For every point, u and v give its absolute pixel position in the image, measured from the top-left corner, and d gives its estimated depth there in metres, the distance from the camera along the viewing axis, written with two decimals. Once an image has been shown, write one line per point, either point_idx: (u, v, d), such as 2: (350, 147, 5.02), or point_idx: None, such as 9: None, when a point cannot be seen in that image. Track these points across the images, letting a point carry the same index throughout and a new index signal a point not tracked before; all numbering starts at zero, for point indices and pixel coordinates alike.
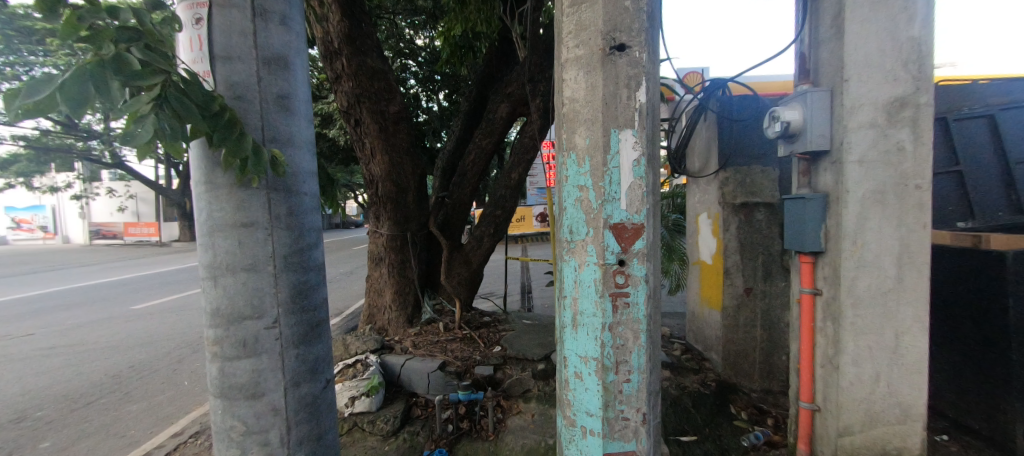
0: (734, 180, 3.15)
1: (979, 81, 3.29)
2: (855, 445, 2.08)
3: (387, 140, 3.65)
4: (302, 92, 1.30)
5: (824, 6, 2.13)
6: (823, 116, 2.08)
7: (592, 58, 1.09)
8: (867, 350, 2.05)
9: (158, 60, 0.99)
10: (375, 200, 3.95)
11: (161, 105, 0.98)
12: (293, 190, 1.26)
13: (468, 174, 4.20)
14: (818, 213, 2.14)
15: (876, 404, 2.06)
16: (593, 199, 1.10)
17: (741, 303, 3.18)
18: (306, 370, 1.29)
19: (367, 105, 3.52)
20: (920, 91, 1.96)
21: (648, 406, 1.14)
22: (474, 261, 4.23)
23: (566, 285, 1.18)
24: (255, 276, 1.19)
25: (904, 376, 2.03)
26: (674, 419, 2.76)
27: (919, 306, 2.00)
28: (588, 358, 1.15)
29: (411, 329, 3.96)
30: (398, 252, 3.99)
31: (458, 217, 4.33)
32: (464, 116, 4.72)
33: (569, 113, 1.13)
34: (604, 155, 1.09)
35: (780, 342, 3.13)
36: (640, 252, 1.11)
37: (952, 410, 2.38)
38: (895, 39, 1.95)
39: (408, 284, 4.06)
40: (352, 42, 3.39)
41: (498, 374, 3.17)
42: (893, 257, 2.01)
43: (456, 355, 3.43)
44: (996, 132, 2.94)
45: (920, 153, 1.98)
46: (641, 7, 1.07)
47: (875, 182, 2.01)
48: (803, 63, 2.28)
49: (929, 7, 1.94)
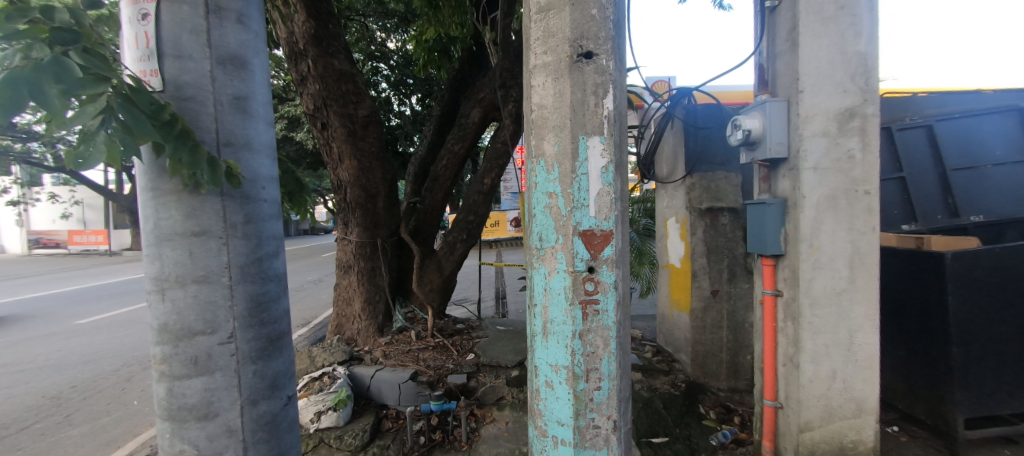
0: (699, 186, 3.26)
1: (918, 94, 3.53)
2: (816, 440, 2.17)
3: (355, 144, 3.55)
4: (259, 93, 1.21)
5: (779, 21, 2.24)
6: (780, 124, 2.19)
7: (560, 65, 1.09)
8: (824, 349, 2.14)
9: (98, 64, 0.93)
10: (343, 206, 3.84)
11: (108, 120, 0.92)
12: (251, 195, 1.18)
13: (440, 179, 4.14)
14: (777, 218, 2.23)
15: (834, 400, 2.15)
16: (562, 206, 1.10)
17: (708, 305, 3.27)
18: (266, 387, 1.21)
19: (335, 108, 3.42)
20: (868, 102, 2.07)
21: (619, 413, 1.14)
22: (447, 268, 4.18)
23: (536, 293, 1.17)
24: (208, 288, 1.11)
25: (859, 372, 2.14)
26: (647, 421, 2.80)
27: (870, 305, 2.11)
28: (558, 366, 1.14)
29: (381, 338, 3.85)
30: (368, 259, 3.88)
31: (430, 223, 4.26)
32: (436, 121, 4.67)
33: (538, 119, 1.13)
34: (573, 162, 1.09)
35: (744, 341, 3.25)
36: (609, 259, 1.11)
37: (902, 402, 2.53)
38: (844, 53, 2.07)
39: (378, 292, 3.95)
40: (319, 43, 3.30)
41: (472, 382, 3.12)
42: (846, 258, 2.12)
43: (429, 364, 3.35)
44: (935, 141, 3.16)
45: (869, 161, 2.08)
46: (606, 16, 1.09)
47: (829, 188, 2.12)
48: (762, 74, 2.38)
49: (874, 24, 2.07)
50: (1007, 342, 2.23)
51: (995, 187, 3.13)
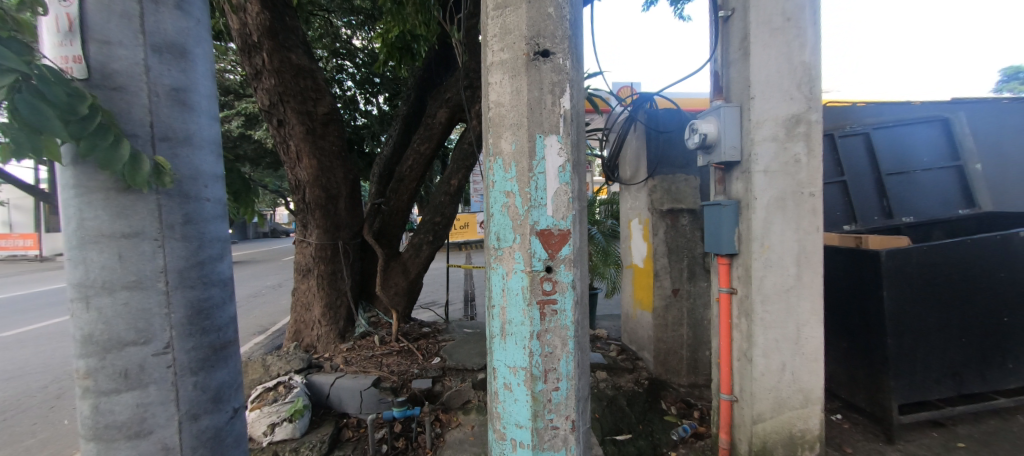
0: (661, 188, 3.36)
1: (857, 104, 3.77)
2: (767, 431, 2.28)
3: (314, 142, 3.41)
4: (202, 85, 1.12)
5: (732, 30, 2.35)
6: (734, 129, 2.28)
7: (517, 62, 1.09)
8: (775, 343, 2.25)
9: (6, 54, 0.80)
10: (302, 208, 3.67)
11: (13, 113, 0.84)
12: (190, 193, 1.08)
13: (405, 180, 4.05)
14: (731, 219, 2.33)
15: (784, 392, 2.26)
16: (520, 205, 1.09)
17: (670, 304, 3.37)
18: (208, 400, 1.11)
19: (292, 104, 3.28)
20: (812, 109, 2.21)
21: (577, 413, 1.14)
22: (413, 271, 4.09)
23: (494, 294, 1.16)
24: (141, 294, 1.02)
25: (806, 365, 2.26)
26: (611, 419, 2.84)
27: (815, 300, 2.25)
28: (516, 368, 1.13)
29: (343, 344, 3.71)
30: (329, 263, 3.73)
31: (395, 225, 4.15)
32: (401, 120, 4.58)
33: (495, 117, 1.12)
34: (530, 160, 1.08)
35: (703, 338, 3.38)
36: (566, 258, 1.11)
37: (844, 391, 2.70)
38: (790, 63, 2.19)
39: (340, 296, 3.80)
40: (274, 36, 3.15)
41: (437, 386, 3.06)
42: (794, 257, 2.24)
43: (393, 369, 3.26)
44: (871, 147, 3.42)
45: (813, 165, 2.22)
46: (563, 16, 1.10)
47: (778, 190, 2.23)
48: (717, 81, 2.48)
49: (816, 36, 2.21)
50: (935, 333, 2.43)
51: (924, 191, 3.42)
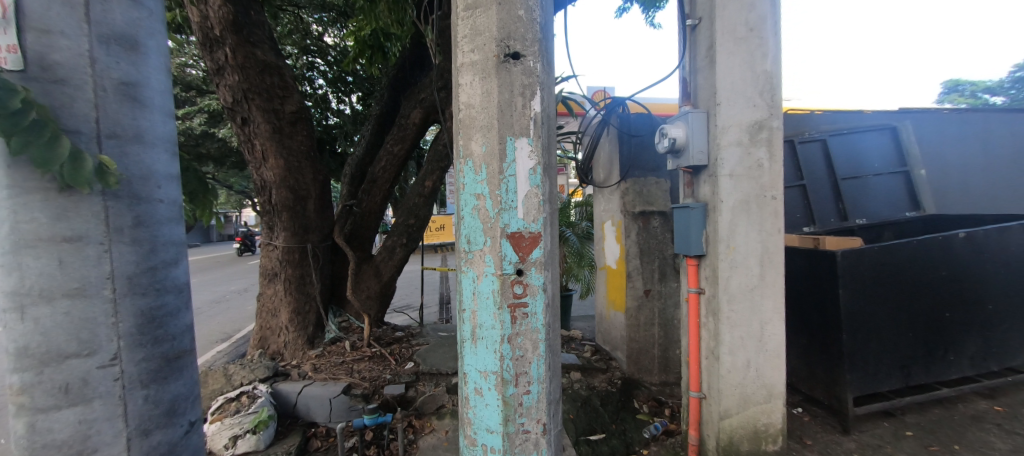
0: (633, 191, 3.42)
1: (816, 112, 3.95)
2: (734, 426, 2.35)
3: (281, 142, 3.29)
4: (156, 80, 1.00)
5: (699, 39, 2.42)
6: (701, 134, 2.36)
7: (487, 64, 1.08)
8: (740, 341, 2.33)
9: None
10: (268, 209, 3.53)
11: None
12: (140, 193, 0.96)
13: (378, 181, 3.96)
14: (699, 221, 2.40)
15: (749, 388, 2.34)
16: (491, 208, 1.09)
17: (642, 304, 3.43)
18: (161, 414, 0.99)
19: (257, 102, 3.16)
20: (773, 116, 2.30)
21: (549, 416, 1.14)
22: (385, 274, 4.01)
23: (465, 298, 1.15)
24: (84, 303, 0.89)
25: (770, 361, 2.35)
26: (585, 420, 2.87)
27: (777, 299, 2.34)
28: (487, 372, 1.13)
29: (312, 351, 3.59)
30: (297, 266, 3.60)
31: (367, 227, 4.06)
32: (373, 121, 4.50)
33: (466, 119, 1.11)
34: (500, 163, 1.08)
35: (673, 337, 3.46)
36: (537, 261, 1.11)
37: (805, 386, 2.82)
38: (753, 71, 2.28)
39: (308, 301, 3.68)
40: (238, 31, 3.03)
41: (410, 392, 2.99)
42: (757, 258, 2.33)
43: (364, 375, 3.18)
44: (828, 153, 3.61)
45: (775, 169, 2.32)
46: (533, 18, 1.10)
47: (743, 194, 2.31)
48: (685, 87, 2.55)
49: (777, 47, 2.30)
50: (886, 328, 2.57)
51: (876, 194, 3.64)
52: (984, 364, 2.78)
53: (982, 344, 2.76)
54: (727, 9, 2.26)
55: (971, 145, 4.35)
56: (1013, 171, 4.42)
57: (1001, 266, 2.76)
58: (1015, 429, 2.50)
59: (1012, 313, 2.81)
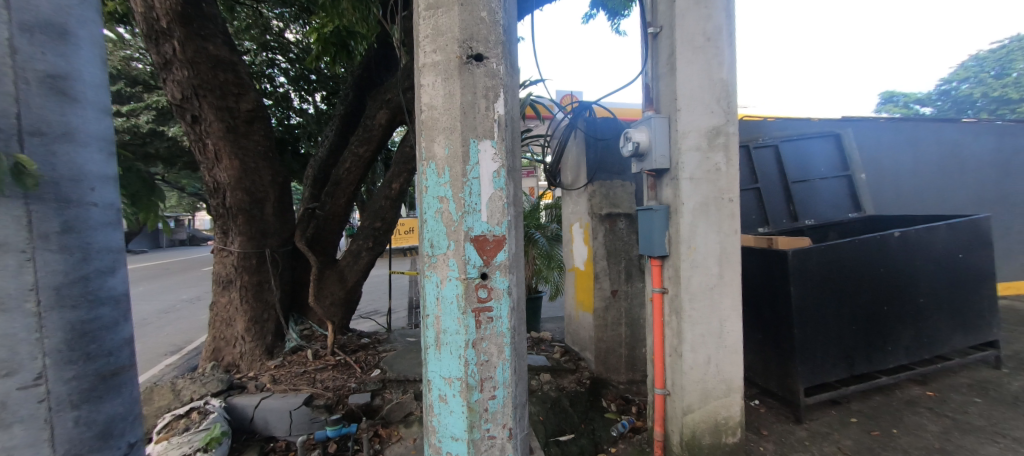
0: (599, 193, 3.48)
1: (770, 119, 4.17)
2: (696, 420, 2.43)
3: (236, 142, 3.12)
4: (89, 73, 0.88)
5: (661, 46, 2.50)
6: (663, 139, 2.44)
7: (449, 65, 1.09)
8: (701, 338, 2.41)
9: None
10: (222, 213, 3.33)
11: None
12: (68, 196, 0.83)
13: (341, 183, 3.84)
14: (661, 223, 2.48)
15: (710, 383, 2.43)
16: (454, 211, 1.10)
17: (609, 304, 3.50)
18: (94, 438, 0.87)
19: (208, 99, 2.98)
20: (729, 122, 2.41)
21: (515, 420, 1.16)
22: (350, 280, 3.88)
23: (428, 303, 1.15)
24: (2, 319, 0.76)
25: (728, 357, 2.45)
26: (554, 421, 2.90)
27: (734, 297, 2.44)
28: (452, 379, 1.13)
29: (270, 361, 3.42)
30: (254, 273, 3.41)
31: (330, 231, 3.93)
32: (338, 122, 4.36)
33: (428, 120, 1.11)
34: (463, 165, 1.09)
35: (639, 336, 3.54)
36: (502, 264, 1.13)
37: (761, 379, 2.96)
38: (710, 79, 2.38)
39: (266, 309, 3.51)
40: (187, 23, 2.86)
41: (376, 400, 2.89)
42: (716, 258, 2.43)
43: (327, 385, 3.06)
44: (780, 158, 3.83)
45: (732, 173, 2.43)
46: (496, 20, 1.12)
47: (702, 197, 2.40)
48: (648, 93, 2.62)
49: (732, 56, 2.41)
50: (833, 322, 2.74)
51: (822, 196, 3.89)
52: (919, 353, 3.00)
53: (917, 335, 2.99)
54: (686, 19, 2.35)
55: (903, 151, 4.73)
56: (938, 175, 4.85)
57: (930, 263, 3.01)
58: (944, 412, 2.72)
59: (941, 306, 3.06)
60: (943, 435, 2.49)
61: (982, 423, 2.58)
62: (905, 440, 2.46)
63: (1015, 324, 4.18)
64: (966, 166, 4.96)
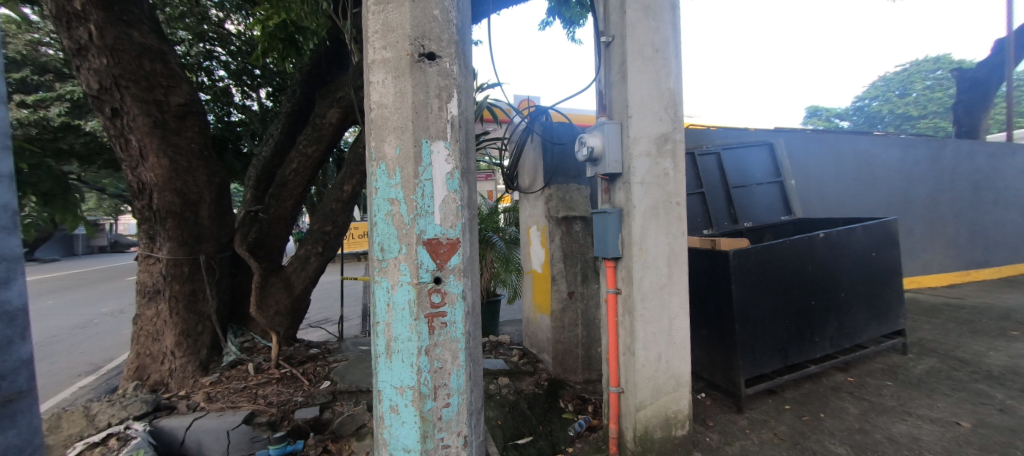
0: (556, 197, 3.54)
1: (712, 128, 4.46)
2: (648, 417, 2.50)
3: (166, 138, 2.86)
4: None
5: (613, 55, 2.59)
6: (616, 144, 2.51)
7: (400, 63, 1.12)
8: (653, 336, 2.51)
9: None
10: (148, 216, 3.03)
11: None
12: None
13: (288, 185, 3.63)
14: (614, 225, 2.55)
15: (661, 379, 2.53)
16: (406, 213, 1.13)
17: (566, 306, 3.55)
18: None
19: (132, 90, 2.71)
20: (675, 130, 2.54)
21: (469, 428, 1.20)
22: (298, 287, 3.67)
23: (379, 310, 1.16)
24: None
25: (677, 353, 2.57)
26: (513, 424, 2.90)
27: (682, 296, 2.57)
28: (404, 388, 1.15)
29: (205, 378, 3.15)
30: (186, 282, 3.13)
31: (276, 235, 3.69)
32: (284, 120, 4.14)
33: (378, 119, 1.13)
34: (416, 166, 1.12)
35: (595, 336, 3.62)
36: (455, 268, 1.17)
37: (707, 373, 3.12)
38: (659, 88, 2.50)
39: (201, 321, 3.23)
40: (108, 6, 2.60)
41: (326, 414, 2.72)
42: (665, 259, 2.54)
43: (271, 401, 2.86)
44: (722, 164, 4.10)
45: (679, 178, 2.56)
46: (448, 19, 1.15)
47: (653, 200, 2.51)
48: (601, 99, 2.71)
49: (679, 67, 2.54)
50: (769, 317, 2.95)
51: (759, 201, 4.20)
52: (841, 343, 3.30)
53: (840, 326, 3.28)
54: (637, 29, 2.44)
55: (826, 160, 5.22)
56: (854, 182, 5.40)
57: (850, 261, 3.33)
58: (862, 396, 3.01)
59: (859, 299, 3.39)
60: (862, 416, 2.75)
61: (893, 403, 2.88)
62: (831, 423, 2.69)
63: (919, 314, 4.71)
64: (877, 173, 5.56)
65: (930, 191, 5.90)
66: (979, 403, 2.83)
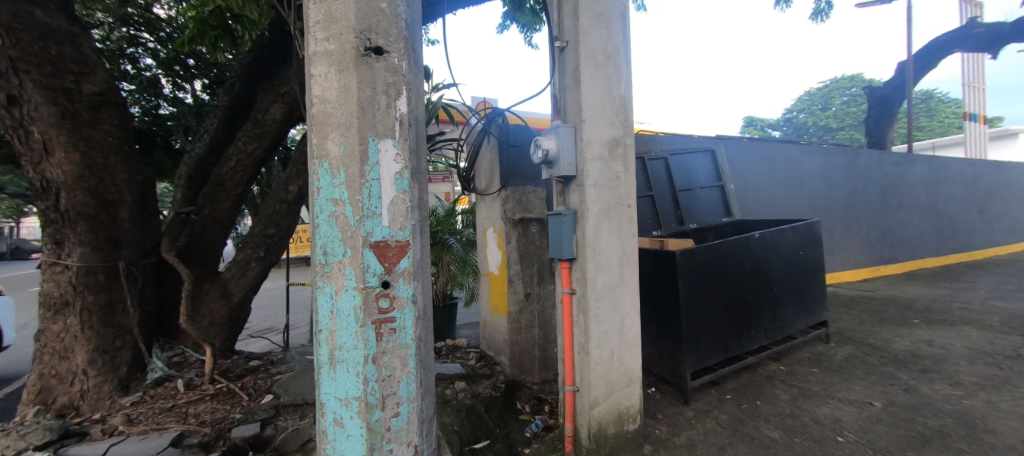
0: (512, 199, 3.54)
1: (660, 134, 4.67)
2: (602, 414, 2.55)
3: (77, 131, 2.56)
4: None
5: (566, 60, 2.63)
6: (570, 146, 2.55)
7: (345, 56, 1.08)
8: (606, 335, 2.57)
9: None
10: (53, 218, 2.67)
11: None
12: None
13: (225, 184, 3.37)
14: (569, 227, 2.58)
15: (614, 376, 2.60)
16: (350, 214, 1.08)
17: (523, 307, 3.56)
18: None
19: (33, 76, 2.40)
20: (626, 135, 2.64)
21: (419, 437, 1.18)
22: (236, 294, 3.42)
23: (321, 318, 1.10)
24: None
25: (629, 350, 2.66)
26: (469, 429, 2.86)
27: (632, 295, 2.67)
28: (349, 399, 1.11)
29: (125, 398, 2.82)
30: (102, 292, 2.80)
31: (211, 239, 3.42)
32: (220, 114, 3.83)
33: (320, 115, 1.08)
34: (362, 165, 1.09)
35: (551, 337, 3.67)
36: (404, 272, 1.15)
37: (656, 369, 3.26)
38: (611, 94, 2.58)
39: (120, 335, 2.90)
40: None
41: (267, 430, 2.53)
42: (617, 259, 2.62)
43: (204, 419, 2.62)
44: (669, 169, 4.32)
45: (629, 181, 2.66)
46: (396, 15, 1.13)
47: (605, 202, 2.58)
48: (556, 103, 2.75)
49: (629, 74, 2.64)
50: (712, 312, 3.13)
51: (702, 204, 4.46)
52: (774, 335, 3.58)
53: (773, 319, 3.55)
54: (590, 36, 2.51)
55: (760, 166, 5.64)
56: (784, 186, 5.89)
57: (781, 259, 3.62)
58: (793, 382, 3.27)
59: (790, 294, 3.69)
60: (792, 401, 2.99)
61: (818, 388, 3.16)
62: (766, 409, 2.90)
63: (839, 307, 5.22)
64: (804, 179, 6.09)
65: (847, 195, 6.55)
66: (888, 384, 3.16)
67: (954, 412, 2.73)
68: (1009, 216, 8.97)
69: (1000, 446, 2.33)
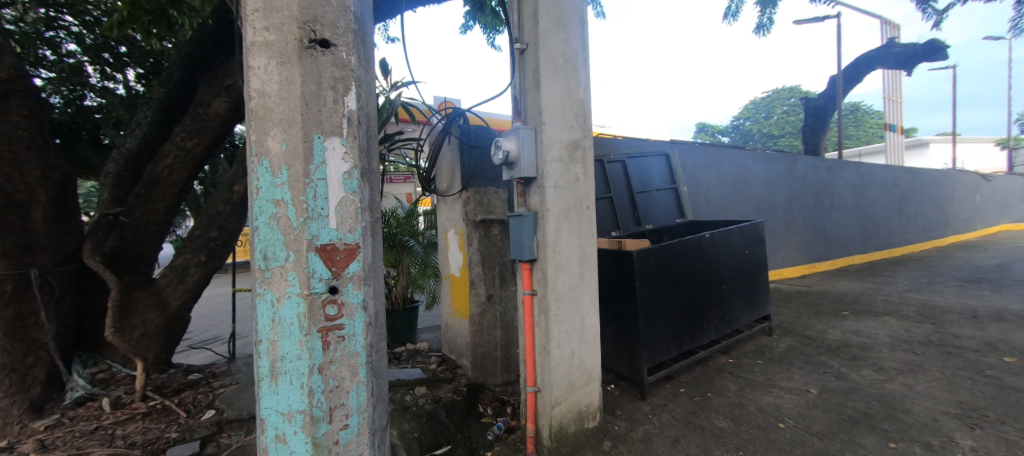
0: (474, 200, 3.49)
1: (619, 137, 4.80)
2: (563, 413, 2.58)
3: None
4: None
5: (526, 61, 2.64)
6: (531, 148, 2.56)
7: (287, 48, 1.02)
8: (566, 334, 2.61)
9: None
10: None
11: None
12: None
13: (160, 183, 3.11)
14: (529, 229, 2.58)
15: (574, 375, 2.64)
16: (294, 216, 1.02)
17: (485, 309, 3.54)
18: None
19: None
20: (585, 138, 2.69)
21: (370, 448, 1.13)
22: (173, 303, 3.16)
23: (262, 327, 1.03)
24: None
25: (588, 348, 2.71)
26: (430, 434, 2.80)
27: (591, 294, 2.72)
28: (292, 413, 1.05)
29: (38, 422, 2.50)
30: (9, 303, 2.44)
31: (143, 243, 3.14)
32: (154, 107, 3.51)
33: (259, 109, 1.01)
34: (306, 164, 1.04)
35: (513, 338, 3.67)
36: (354, 276, 1.10)
37: (615, 366, 3.34)
38: (570, 97, 2.62)
39: (32, 350, 2.58)
40: None
41: (208, 449, 2.34)
42: (577, 260, 2.66)
43: (134, 441, 2.38)
44: (626, 171, 4.46)
45: (588, 183, 2.71)
46: (343, 8, 1.09)
47: (565, 203, 2.62)
48: (517, 105, 2.76)
49: (587, 78, 2.70)
50: (667, 309, 3.25)
51: (657, 205, 4.63)
52: (723, 329, 3.77)
53: (722, 315, 3.74)
54: (549, 39, 2.53)
55: (710, 170, 5.96)
56: (732, 189, 6.24)
57: (729, 257, 3.83)
58: (740, 374, 3.47)
59: (737, 290, 3.91)
60: (739, 392, 3.16)
61: (762, 378, 3.36)
62: (716, 400, 3.05)
63: (781, 302, 5.59)
64: (750, 182, 6.49)
65: (787, 198, 7.05)
66: (824, 372, 3.42)
67: (878, 394, 3.00)
68: (922, 217, 10.01)
69: (916, 424, 2.58)
